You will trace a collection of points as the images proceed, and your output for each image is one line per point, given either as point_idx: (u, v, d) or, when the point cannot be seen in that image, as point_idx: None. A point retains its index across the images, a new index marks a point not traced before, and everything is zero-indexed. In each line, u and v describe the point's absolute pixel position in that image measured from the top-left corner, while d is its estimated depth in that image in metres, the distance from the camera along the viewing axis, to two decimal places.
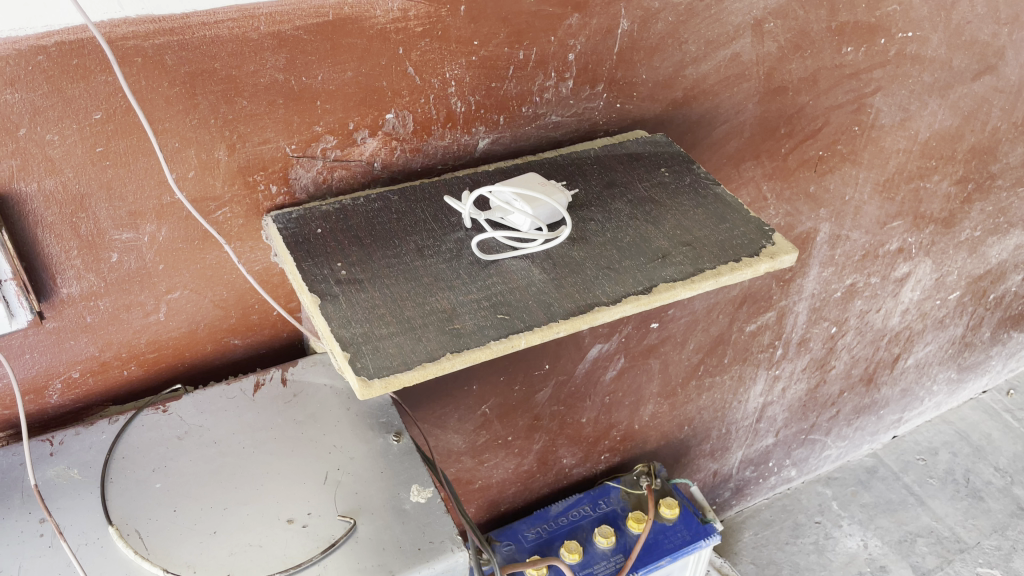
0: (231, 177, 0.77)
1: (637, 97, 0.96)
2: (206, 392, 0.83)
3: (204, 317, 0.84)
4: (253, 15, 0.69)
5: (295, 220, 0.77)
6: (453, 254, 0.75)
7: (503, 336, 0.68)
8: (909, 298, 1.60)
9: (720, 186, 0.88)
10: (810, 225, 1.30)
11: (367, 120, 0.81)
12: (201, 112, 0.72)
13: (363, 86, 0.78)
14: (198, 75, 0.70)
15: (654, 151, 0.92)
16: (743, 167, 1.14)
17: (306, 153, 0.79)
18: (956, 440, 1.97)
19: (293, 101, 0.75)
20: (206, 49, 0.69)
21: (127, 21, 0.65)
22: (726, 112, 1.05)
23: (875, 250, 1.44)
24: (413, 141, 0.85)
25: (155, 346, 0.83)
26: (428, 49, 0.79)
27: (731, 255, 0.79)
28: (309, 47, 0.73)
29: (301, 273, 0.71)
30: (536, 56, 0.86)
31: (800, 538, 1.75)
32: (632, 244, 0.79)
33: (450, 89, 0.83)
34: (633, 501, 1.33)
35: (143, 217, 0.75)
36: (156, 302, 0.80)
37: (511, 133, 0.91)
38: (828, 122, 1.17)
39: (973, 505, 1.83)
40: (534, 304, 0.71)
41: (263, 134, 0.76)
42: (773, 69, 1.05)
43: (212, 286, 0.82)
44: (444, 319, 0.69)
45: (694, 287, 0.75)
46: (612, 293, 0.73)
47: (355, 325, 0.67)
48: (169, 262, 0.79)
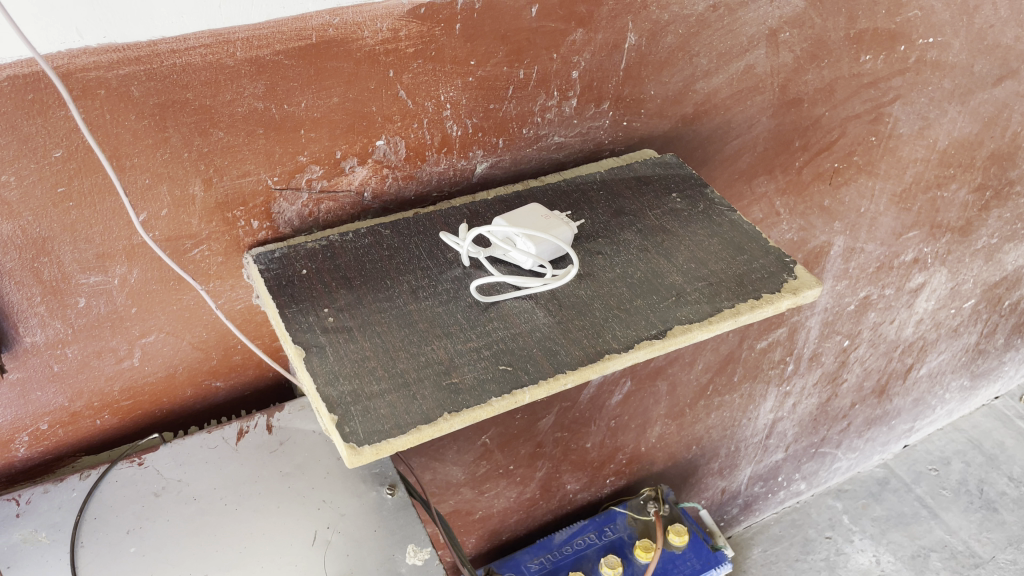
0: (208, 214, 0.71)
1: (644, 114, 0.90)
2: (186, 440, 0.77)
3: (183, 360, 0.78)
4: (228, 40, 0.63)
5: (278, 259, 0.71)
6: (450, 296, 0.69)
7: (506, 391, 0.62)
8: (923, 308, 1.54)
9: (735, 213, 0.82)
10: (824, 239, 1.24)
11: (356, 148, 0.74)
12: (172, 145, 0.66)
13: (350, 112, 0.72)
14: (168, 106, 0.64)
15: (665, 173, 0.86)
16: (756, 183, 1.08)
17: (290, 185, 0.73)
18: (968, 449, 1.92)
19: (274, 130, 0.69)
20: (177, 78, 0.63)
21: (87, 50, 0.58)
22: (738, 127, 0.99)
23: (891, 262, 1.38)
24: (405, 169, 0.79)
25: (130, 392, 0.77)
26: (421, 70, 0.73)
27: (750, 291, 0.73)
28: (290, 72, 0.67)
29: (285, 322, 0.65)
30: (537, 75, 0.80)
31: (811, 555, 1.70)
32: (643, 281, 0.73)
33: (445, 113, 0.77)
34: (640, 528, 1.28)
35: (112, 259, 0.68)
36: (129, 347, 0.74)
37: (511, 156, 0.85)
38: (844, 133, 1.11)
39: (986, 517, 1.78)
40: (538, 353, 0.66)
41: (242, 166, 0.70)
42: (788, 80, 0.99)
43: (191, 327, 0.76)
44: (440, 373, 0.63)
45: (712, 328, 0.69)
46: (623, 338, 0.67)
47: (343, 382, 0.61)
48: (142, 305, 0.72)
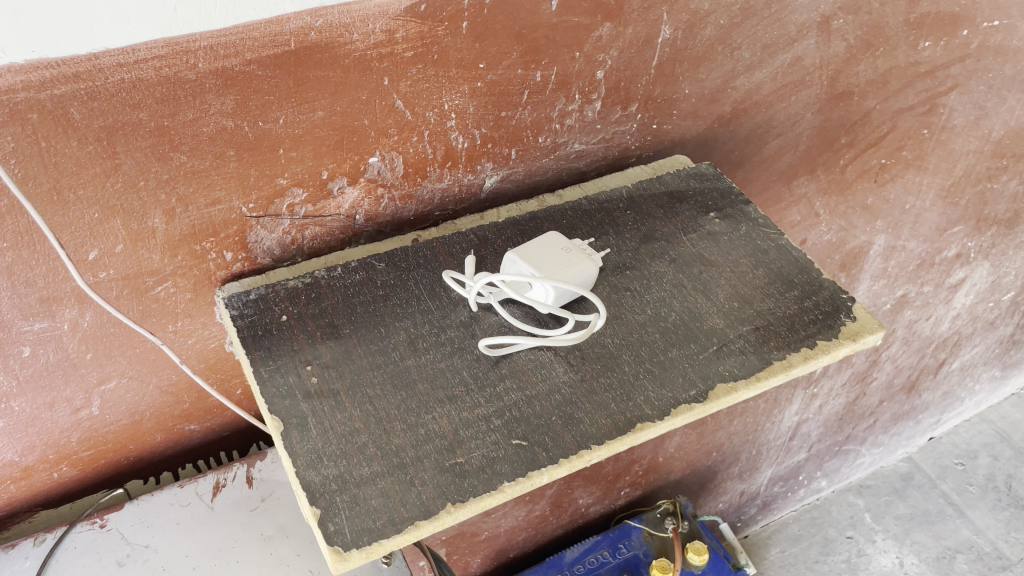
0: (172, 247, 0.60)
1: (677, 115, 0.79)
2: (154, 497, 0.68)
3: (150, 405, 0.68)
4: (187, 49, 0.52)
5: (255, 301, 0.61)
6: (454, 347, 0.59)
7: (520, 474, 0.53)
8: (961, 303, 1.44)
9: (782, 236, 0.71)
10: (864, 239, 1.14)
11: (345, 166, 0.64)
12: (125, 174, 0.55)
13: (338, 126, 0.61)
14: (117, 129, 0.53)
15: (700, 187, 0.75)
16: (796, 184, 0.97)
17: (268, 211, 0.63)
18: (996, 442, 1.83)
19: (248, 151, 0.59)
20: (126, 97, 0.52)
21: (12, 68, 0.47)
22: (780, 125, 0.88)
23: (931, 259, 1.28)
24: (403, 187, 0.68)
25: (91, 443, 0.68)
26: (421, 76, 0.62)
27: (802, 338, 0.63)
28: (265, 85, 0.56)
29: (260, 385, 0.55)
30: (556, 76, 0.69)
31: (831, 556, 1.64)
32: (679, 325, 0.63)
33: (450, 123, 0.66)
34: (657, 545, 1.19)
35: (59, 303, 0.58)
36: (86, 396, 0.65)
37: (525, 168, 0.74)
38: (894, 126, 0.99)
39: (1016, 516, 1.69)
40: (559, 421, 0.56)
41: (210, 194, 0.59)
42: (838, 73, 0.87)
43: (157, 370, 0.67)
44: (443, 451, 0.53)
45: (760, 385, 0.60)
46: (657, 402, 0.57)
47: (327, 465, 0.52)
48: (99, 350, 0.63)
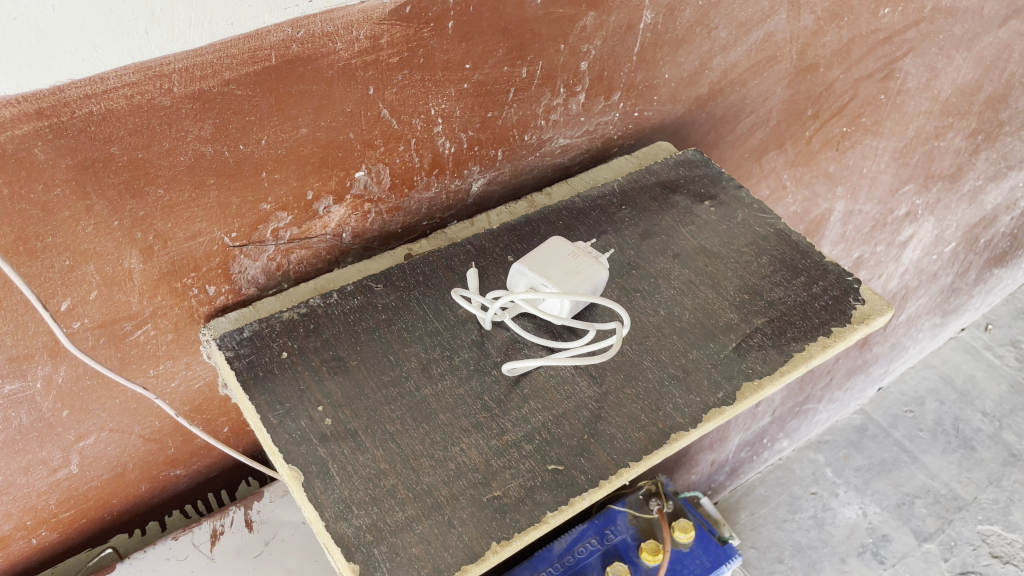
0: (151, 287, 0.55)
1: (657, 101, 0.77)
2: (148, 553, 0.63)
3: (133, 456, 0.63)
4: (161, 74, 0.47)
5: (249, 339, 0.57)
6: (471, 370, 0.56)
7: (562, 501, 0.50)
8: (909, 259, 1.48)
9: (779, 220, 0.70)
10: (825, 207, 1.15)
11: (331, 184, 0.59)
12: (98, 215, 0.50)
13: (323, 142, 0.57)
14: (87, 167, 0.47)
15: (690, 175, 0.73)
16: (766, 159, 0.97)
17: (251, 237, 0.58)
18: (941, 386, 1.90)
19: (228, 178, 0.54)
20: (96, 131, 0.46)
21: None
22: (753, 102, 0.86)
23: (885, 219, 1.30)
24: (391, 199, 0.64)
25: (71, 502, 0.63)
26: (407, 82, 0.58)
27: (817, 325, 0.61)
28: (245, 105, 0.51)
29: (271, 433, 0.51)
30: (542, 71, 0.65)
31: (798, 514, 1.68)
32: (695, 323, 0.61)
33: (437, 128, 0.62)
34: (643, 527, 1.18)
35: (31, 360, 0.53)
36: (65, 455, 0.59)
37: (511, 168, 0.71)
38: (855, 94, 0.99)
39: (965, 457, 1.76)
40: (591, 439, 0.53)
41: (190, 227, 0.54)
42: (806, 45, 0.86)
43: (140, 419, 0.61)
44: (478, 485, 0.50)
45: (784, 380, 0.58)
46: (688, 408, 0.55)
47: (358, 514, 0.48)
48: (76, 405, 0.57)
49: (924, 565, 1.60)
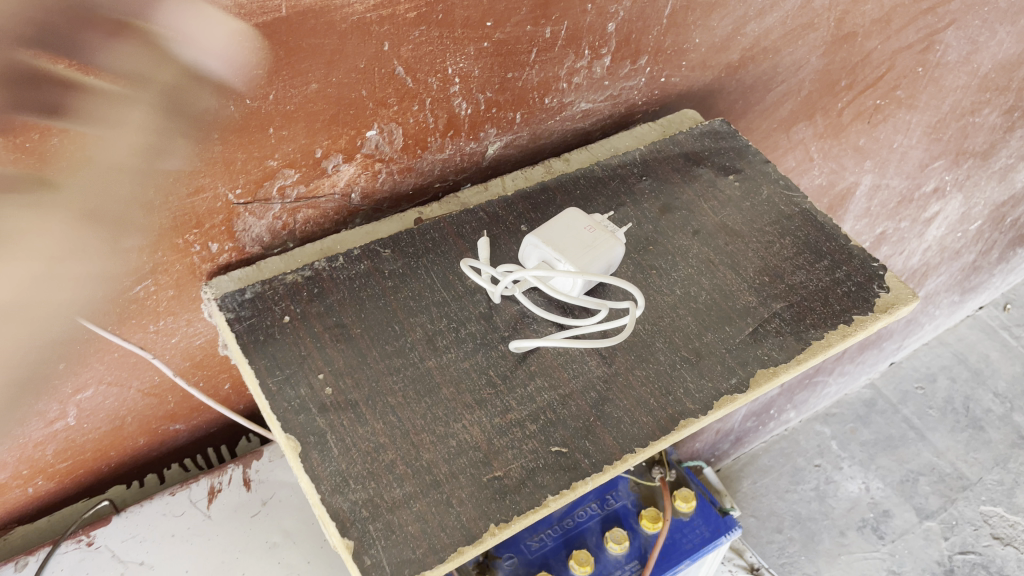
0: (151, 242, 0.54)
1: (686, 67, 0.74)
2: (145, 508, 0.63)
3: (131, 409, 0.63)
4: (164, 21, 0.44)
5: (251, 301, 0.55)
6: (477, 344, 0.54)
7: (564, 485, 0.48)
8: (932, 236, 1.45)
9: (806, 200, 0.67)
10: (852, 180, 1.12)
11: (341, 143, 0.57)
12: (97, 166, 0.48)
13: (334, 99, 0.54)
14: (86, 116, 0.45)
15: (715, 147, 0.70)
16: (794, 130, 0.94)
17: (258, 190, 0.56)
18: (954, 364, 1.88)
19: (234, 133, 0.51)
20: (94, 79, 0.44)
21: None
22: (785, 71, 0.83)
23: (911, 195, 1.27)
24: (402, 160, 0.62)
25: (68, 453, 0.62)
26: (424, 39, 0.55)
27: (838, 312, 0.59)
28: (253, 57, 0.48)
29: (270, 400, 0.50)
30: (567, 31, 0.62)
31: (800, 485, 1.68)
32: (711, 305, 0.59)
33: (453, 88, 0.60)
34: (643, 494, 1.17)
35: (27, 312, 0.51)
36: (61, 407, 0.58)
37: (530, 131, 0.69)
38: (892, 66, 0.95)
39: (973, 437, 1.75)
40: (597, 422, 0.52)
41: (194, 182, 0.52)
42: (845, 13, 0.81)
43: (138, 374, 0.61)
44: (478, 464, 0.49)
45: (799, 369, 0.56)
46: (699, 394, 0.53)
47: (355, 488, 0.47)
48: (73, 358, 0.56)
49: (923, 543, 1.60)
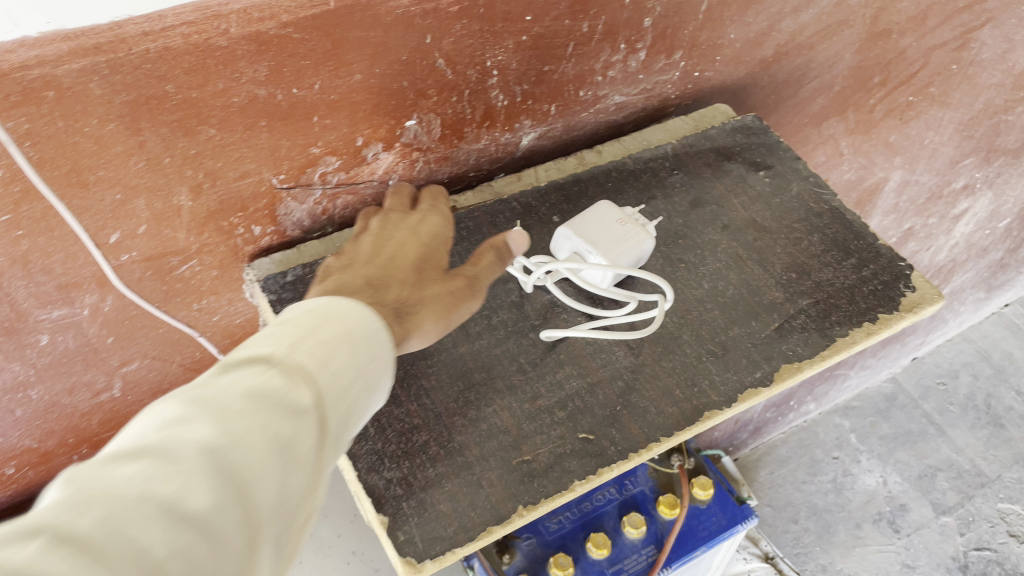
0: (198, 225, 0.56)
1: (720, 62, 0.74)
2: None
3: (173, 383, 0.66)
4: (219, 13, 0.45)
5: (292, 284, 0.57)
6: (509, 331, 0.56)
7: (590, 471, 0.50)
8: (960, 233, 1.44)
9: (835, 197, 0.67)
10: (881, 175, 1.12)
11: (381, 132, 0.59)
12: (150, 151, 0.50)
13: (376, 89, 0.56)
14: (142, 104, 0.47)
15: (747, 143, 0.71)
16: (825, 126, 0.95)
17: (415, 216, 0.57)
18: (977, 361, 1.87)
19: (280, 121, 0.53)
20: (151, 68, 0.46)
21: (26, 42, 0.41)
22: (818, 66, 0.83)
23: (940, 192, 1.26)
24: (439, 149, 0.64)
25: (113, 423, 0.65)
26: (465, 32, 0.56)
27: (863, 310, 0.60)
28: (301, 49, 0.50)
29: None
30: (603, 26, 0.63)
31: (818, 476, 1.69)
32: (738, 299, 0.60)
33: (491, 80, 0.61)
34: (662, 481, 1.18)
35: (79, 288, 0.54)
36: (108, 378, 0.61)
37: (564, 123, 0.70)
38: (926, 63, 0.93)
39: (993, 434, 1.74)
40: (623, 411, 0.53)
41: (240, 167, 0.54)
42: (881, 11, 0.81)
43: (181, 349, 0.63)
44: (508, 448, 0.51)
45: (823, 365, 0.57)
46: (723, 387, 0.55)
47: (389, 467, 0.49)
48: (121, 332, 0.59)
49: (938, 538, 1.60)
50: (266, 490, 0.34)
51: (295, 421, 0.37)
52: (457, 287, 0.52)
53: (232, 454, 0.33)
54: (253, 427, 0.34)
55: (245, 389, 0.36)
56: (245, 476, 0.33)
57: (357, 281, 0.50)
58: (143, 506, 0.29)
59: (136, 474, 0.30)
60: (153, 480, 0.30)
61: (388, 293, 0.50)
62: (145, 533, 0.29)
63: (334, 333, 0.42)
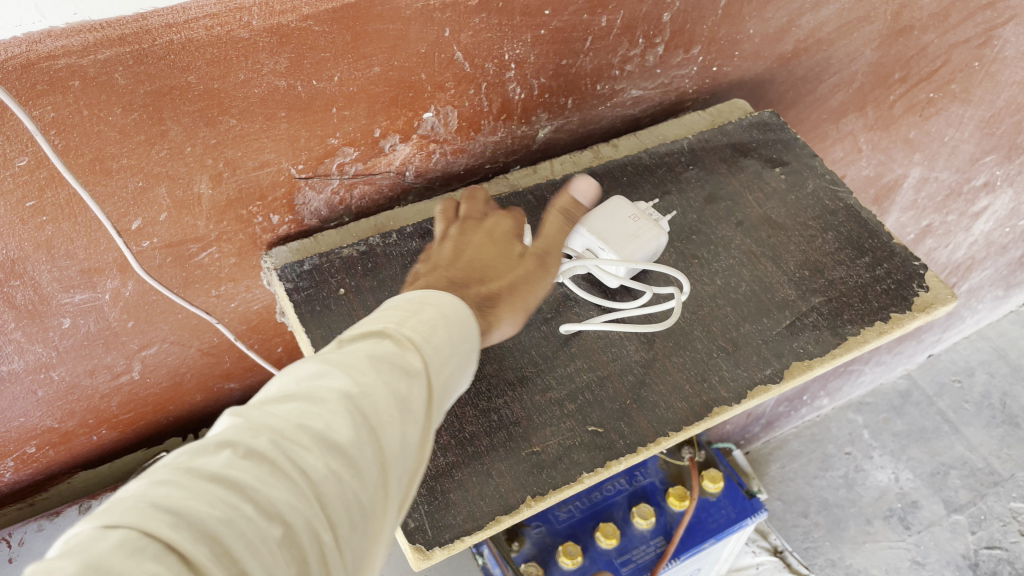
0: (218, 213, 0.57)
1: (738, 57, 0.74)
2: None
3: (191, 367, 0.67)
4: (241, 7, 0.46)
5: (308, 273, 0.58)
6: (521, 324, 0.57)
7: (599, 464, 0.51)
8: (979, 231, 1.43)
9: (851, 195, 0.67)
10: (900, 172, 1.11)
11: (399, 123, 0.59)
12: (172, 140, 0.50)
13: (394, 82, 0.56)
14: (164, 94, 0.48)
15: (764, 138, 0.71)
16: (843, 122, 0.94)
17: (485, 220, 0.52)
18: (993, 359, 1.86)
19: (300, 112, 0.54)
20: (174, 59, 0.46)
21: (53, 33, 0.42)
22: (838, 62, 0.83)
23: (960, 189, 1.25)
24: (456, 141, 0.65)
25: (132, 405, 0.67)
26: (484, 26, 0.56)
27: (875, 309, 0.60)
28: (321, 41, 0.50)
29: None
30: (622, 20, 0.63)
31: (829, 471, 1.69)
32: (750, 296, 0.60)
33: (509, 74, 0.61)
34: (672, 473, 1.19)
35: (101, 273, 0.55)
36: (128, 361, 0.62)
37: (580, 116, 0.70)
38: (948, 60, 0.92)
39: (1008, 433, 1.74)
40: (632, 405, 0.54)
41: (259, 156, 0.55)
42: (903, 7, 0.81)
43: (199, 334, 0.64)
44: (518, 439, 0.51)
45: (833, 363, 0.57)
46: (733, 383, 0.55)
47: None
48: (141, 317, 0.60)
49: (949, 535, 1.60)
50: (412, 435, 0.34)
51: (434, 379, 0.36)
52: (529, 266, 0.49)
53: (380, 399, 0.33)
54: (390, 378, 0.34)
55: (388, 342, 0.36)
56: (392, 419, 0.33)
57: (441, 281, 0.45)
58: (298, 434, 0.30)
59: (291, 409, 0.31)
60: (307, 414, 0.31)
61: (472, 286, 0.45)
62: (302, 458, 0.29)
63: (459, 306, 0.40)
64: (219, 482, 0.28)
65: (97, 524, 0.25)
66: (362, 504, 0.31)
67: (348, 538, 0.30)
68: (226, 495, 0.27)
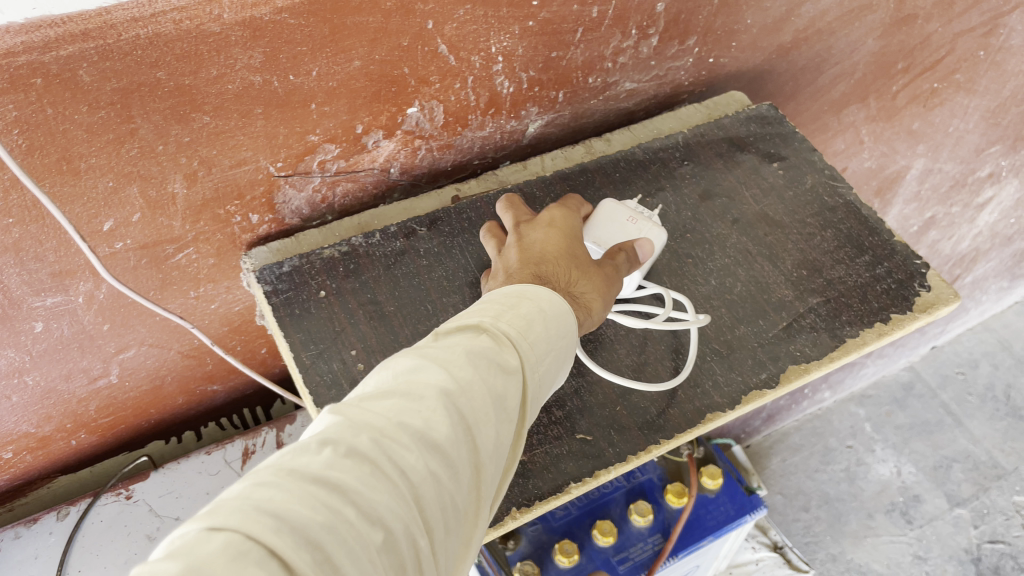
0: (194, 213, 0.55)
1: (735, 48, 0.72)
2: (181, 466, 0.66)
3: (171, 370, 0.66)
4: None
5: (287, 274, 0.56)
6: None
7: (586, 473, 0.49)
8: (984, 222, 1.40)
9: (851, 190, 0.65)
10: (902, 164, 1.09)
11: (382, 119, 0.58)
12: (143, 138, 0.48)
13: (375, 76, 0.54)
14: (133, 91, 0.45)
15: (762, 132, 0.69)
16: (845, 113, 0.92)
17: (538, 217, 0.52)
18: (997, 351, 1.84)
19: (277, 108, 0.52)
20: (142, 55, 0.44)
21: (10, 29, 0.39)
22: (839, 53, 0.81)
23: (964, 180, 1.22)
24: (442, 137, 0.63)
25: (110, 410, 0.66)
26: (469, 18, 0.54)
27: (875, 310, 0.58)
28: (297, 35, 0.48)
29: (303, 372, 0.51)
30: (613, 11, 0.61)
31: (830, 465, 1.67)
32: (745, 296, 0.58)
33: (496, 67, 0.59)
34: (670, 469, 1.17)
35: (73, 276, 0.53)
36: (105, 365, 0.61)
37: (572, 110, 0.68)
38: (952, 50, 0.89)
39: (1012, 426, 1.72)
40: (622, 412, 0.52)
41: (236, 154, 0.53)
42: None
43: (179, 337, 0.63)
44: None
45: (831, 366, 0.55)
46: (727, 388, 0.53)
47: None
48: (117, 320, 0.58)
49: (952, 530, 1.59)
50: (500, 432, 0.34)
51: (524, 373, 0.37)
52: (605, 270, 0.50)
53: (474, 396, 0.33)
54: (482, 377, 0.34)
55: (480, 338, 0.36)
56: (483, 417, 0.33)
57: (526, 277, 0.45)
58: (397, 432, 0.30)
59: (389, 407, 0.31)
60: (405, 413, 0.31)
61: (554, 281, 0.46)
62: (402, 457, 0.30)
63: (557, 298, 0.41)
64: (325, 482, 0.27)
65: (202, 525, 0.25)
66: (454, 503, 0.31)
67: (441, 539, 0.31)
68: (331, 497, 0.27)
